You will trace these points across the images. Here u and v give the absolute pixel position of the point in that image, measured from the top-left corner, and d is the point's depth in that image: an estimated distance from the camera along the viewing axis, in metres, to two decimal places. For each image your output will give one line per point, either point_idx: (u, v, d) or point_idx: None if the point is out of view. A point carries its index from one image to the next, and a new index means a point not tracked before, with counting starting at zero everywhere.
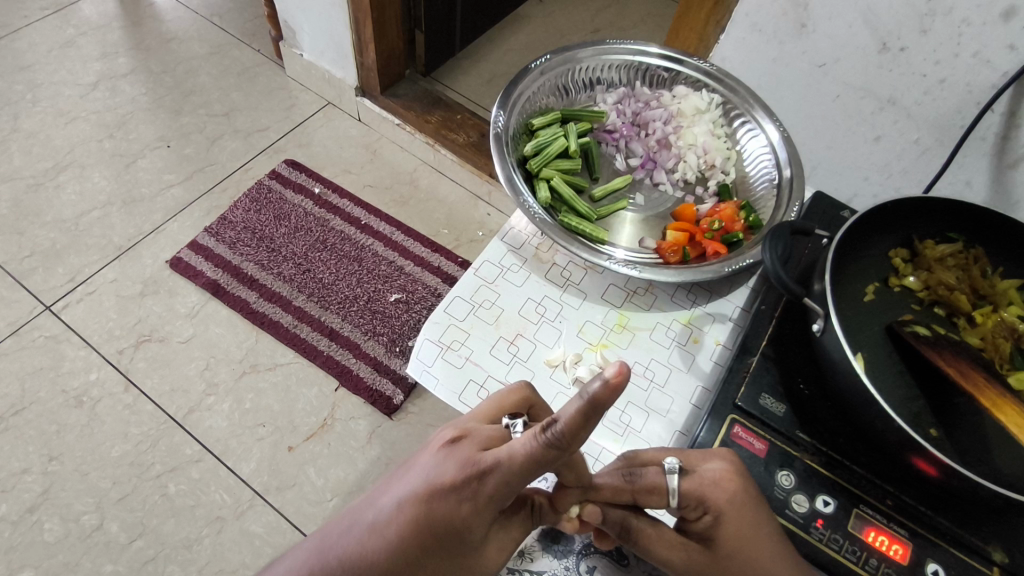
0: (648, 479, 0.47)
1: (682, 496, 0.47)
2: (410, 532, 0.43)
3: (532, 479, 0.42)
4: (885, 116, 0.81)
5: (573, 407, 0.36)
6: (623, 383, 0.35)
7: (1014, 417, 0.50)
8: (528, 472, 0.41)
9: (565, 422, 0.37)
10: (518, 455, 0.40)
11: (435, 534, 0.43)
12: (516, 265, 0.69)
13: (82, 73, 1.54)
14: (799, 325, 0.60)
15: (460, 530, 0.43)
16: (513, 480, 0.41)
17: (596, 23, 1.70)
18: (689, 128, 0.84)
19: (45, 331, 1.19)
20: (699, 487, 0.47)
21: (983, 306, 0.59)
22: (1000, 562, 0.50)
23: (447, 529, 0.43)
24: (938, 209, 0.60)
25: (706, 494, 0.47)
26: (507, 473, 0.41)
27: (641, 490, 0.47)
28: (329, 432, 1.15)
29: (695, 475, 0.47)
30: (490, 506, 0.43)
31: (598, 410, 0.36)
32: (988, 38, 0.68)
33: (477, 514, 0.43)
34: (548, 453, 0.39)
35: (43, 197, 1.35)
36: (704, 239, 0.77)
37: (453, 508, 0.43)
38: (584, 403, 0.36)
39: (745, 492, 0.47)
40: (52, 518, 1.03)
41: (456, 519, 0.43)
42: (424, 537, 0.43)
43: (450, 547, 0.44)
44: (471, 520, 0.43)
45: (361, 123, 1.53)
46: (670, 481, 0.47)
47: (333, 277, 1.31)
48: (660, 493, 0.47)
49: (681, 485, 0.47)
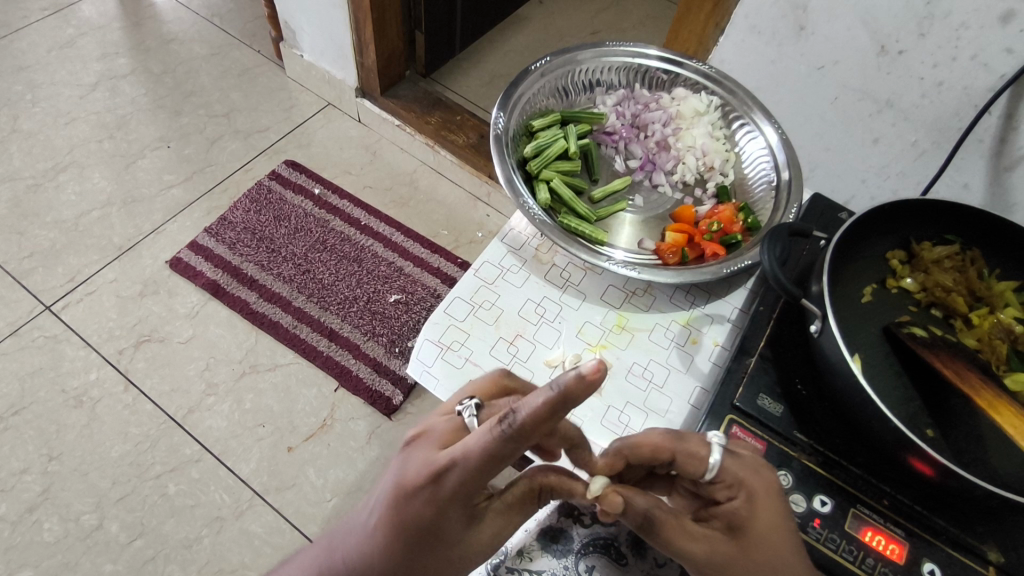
0: (690, 445, 0.47)
1: (721, 469, 0.47)
2: (389, 535, 0.44)
3: (494, 473, 0.41)
4: (884, 118, 0.81)
5: (536, 399, 0.37)
6: (599, 378, 0.35)
7: (1011, 417, 0.50)
8: (487, 467, 0.40)
9: (529, 412, 0.37)
10: (476, 450, 0.40)
11: (410, 535, 0.43)
12: (517, 265, 0.69)
13: (82, 74, 1.54)
14: (796, 326, 0.60)
15: (433, 528, 0.43)
16: (474, 475, 0.41)
17: (596, 25, 1.70)
18: (688, 130, 0.85)
19: (44, 331, 1.19)
20: (739, 467, 0.47)
21: (980, 307, 0.59)
22: (996, 562, 0.50)
23: (420, 528, 0.43)
24: (936, 210, 0.61)
25: (743, 473, 0.46)
26: (466, 468, 0.41)
27: (682, 451, 0.47)
28: (329, 432, 1.15)
29: (736, 454, 0.48)
30: (456, 503, 0.43)
31: (564, 405, 0.36)
32: (986, 42, 0.68)
33: (445, 512, 0.43)
34: (506, 446, 0.39)
35: (43, 198, 1.35)
36: (703, 240, 0.77)
37: (422, 507, 0.43)
38: (554, 394, 0.36)
39: (776, 483, 0.47)
40: (51, 518, 1.03)
41: (427, 518, 0.43)
42: (402, 540, 0.44)
43: (427, 546, 0.44)
44: (442, 518, 0.43)
45: (361, 123, 1.53)
46: (714, 451, 0.47)
47: (333, 278, 1.31)
48: (701, 459, 0.47)
49: (723, 458, 0.47)
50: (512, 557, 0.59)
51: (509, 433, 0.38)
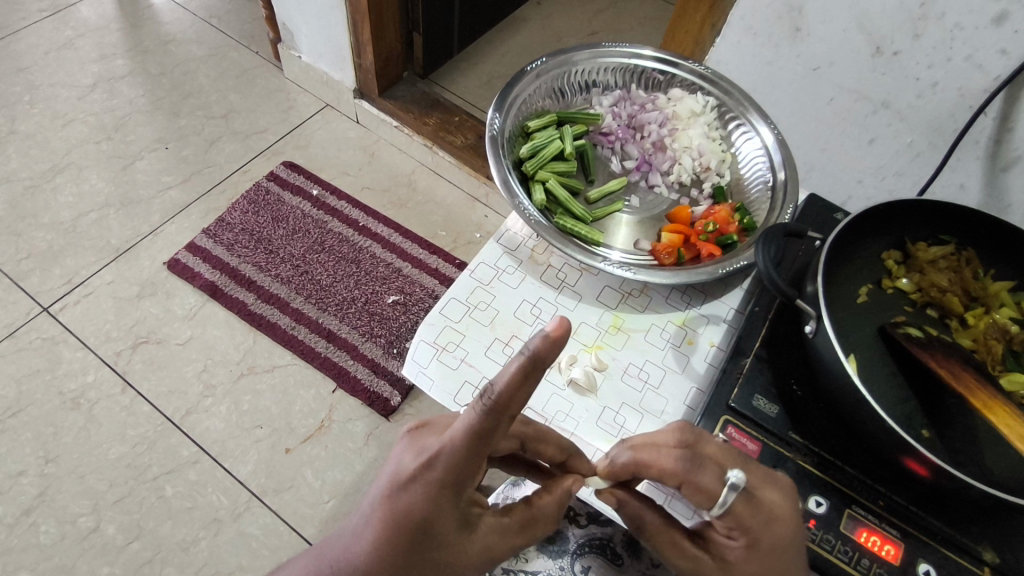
0: (703, 479, 0.45)
1: (727, 511, 0.45)
2: (381, 529, 0.43)
3: (484, 455, 0.41)
4: (879, 119, 0.81)
5: (511, 366, 0.36)
6: (565, 338, 0.35)
7: (1005, 418, 0.49)
8: (475, 448, 0.39)
9: (500, 385, 0.36)
10: (461, 432, 0.39)
11: (403, 529, 0.43)
12: (513, 266, 0.70)
13: (81, 75, 1.54)
14: (792, 327, 0.61)
15: (426, 520, 0.42)
16: (464, 459, 0.40)
17: (594, 26, 1.71)
18: (685, 130, 0.85)
19: (42, 333, 1.19)
20: (746, 512, 0.45)
21: (975, 308, 0.59)
22: (990, 562, 0.50)
23: (413, 521, 0.42)
24: (930, 211, 0.61)
25: (748, 523, 0.45)
26: (454, 452, 0.40)
27: (690, 483, 0.46)
28: (327, 433, 1.15)
29: (752, 499, 0.45)
30: (448, 491, 0.42)
31: (538, 365, 0.35)
32: (981, 43, 0.68)
33: (439, 502, 0.42)
34: (489, 424, 0.38)
35: (41, 199, 1.35)
36: (699, 240, 0.77)
37: (411, 500, 0.42)
38: (523, 359, 0.35)
39: (788, 539, 0.45)
40: (48, 520, 1.03)
41: (421, 509, 0.42)
42: (394, 535, 0.43)
43: (421, 541, 0.43)
44: (436, 509, 0.42)
45: (359, 124, 1.53)
46: (724, 493, 0.45)
47: (331, 279, 1.31)
48: (708, 497, 0.45)
49: (733, 502, 0.45)
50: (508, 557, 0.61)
51: (490, 409, 0.37)
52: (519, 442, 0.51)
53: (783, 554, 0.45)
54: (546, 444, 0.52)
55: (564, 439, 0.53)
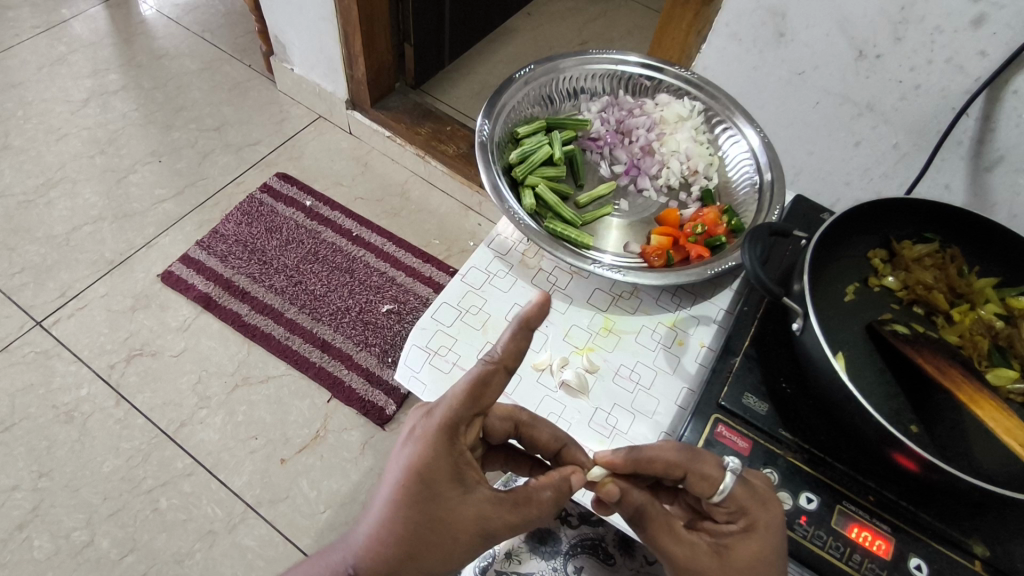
0: (706, 466, 0.48)
1: (729, 495, 0.48)
2: (390, 487, 0.46)
3: (479, 409, 0.46)
4: (864, 121, 0.82)
5: (512, 331, 0.44)
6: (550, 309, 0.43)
7: (992, 411, 0.51)
8: (471, 397, 0.45)
9: (504, 341, 0.44)
10: (461, 384, 0.45)
11: (403, 484, 0.45)
12: (503, 270, 0.70)
13: (73, 90, 1.55)
14: (780, 325, 0.61)
15: (425, 475, 0.45)
16: (460, 408, 0.45)
17: (584, 36, 1.73)
18: (672, 135, 0.86)
19: (35, 346, 1.19)
20: (746, 495, 0.48)
21: (960, 304, 0.60)
22: (981, 556, 0.50)
23: (411, 475, 0.45)
24: (915, 210, 0.62)
25: (750, 507, 0.47)
26: (453, 400, 0.45)
27: (695, 472, 0.48)
28: (321, 444, 1.15)
29: (749, 486, 0.48)
30: (443, 442, 0.45)
31: (530, 328, 0.43)
32: (960, 45, 0.70)
33: (434, 454, 0.45)
34: (489, 370, 0.44)
35: (34, 214, 1.35)
36: (687, 242, 0.78)
37: (413, 453, 0.46)
38: (520, 323, 0.43)
39: (779, 517, 0.48)
40: (42, 535, 1.02)
41: (419, 461, 0.45)
42: (398, 492, 0.45)
43: (420, 497, 0.45)
44: (434, 461, 0.45)
45: (352, 134, 1.54)
46: (726, 478, 0.48)
47: (325, 288, 1.31)
48: (711, 483, 0.48)
49: (733, 488, 0.48)
50: (502, 559, 0.63)
51: (489, 361, 0.45)
52: (513, 426, 0.54)
53: (775, 533, 0.47)
54: (539, 429, 0.54)
55: (557, 428, 0.55)
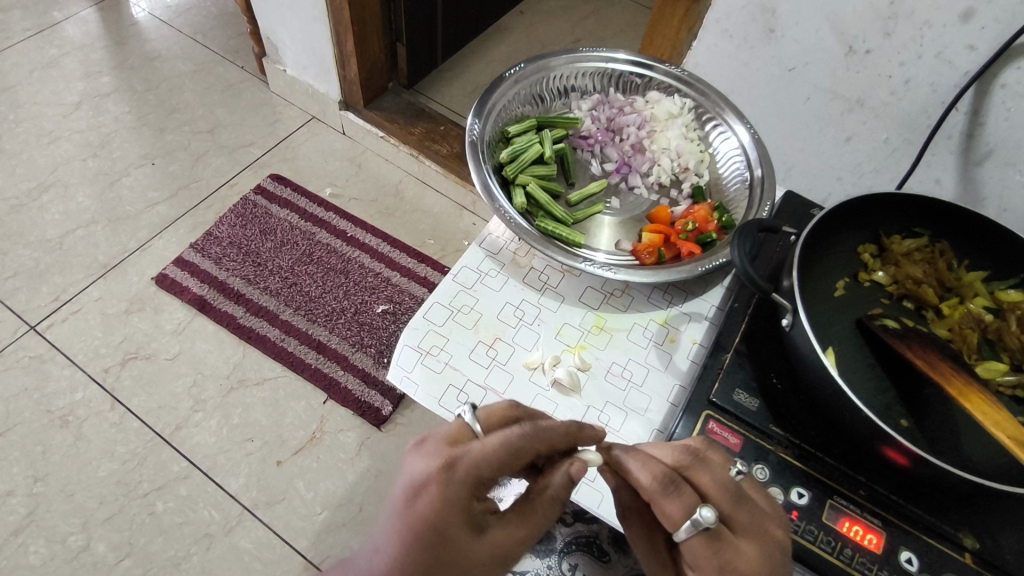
0: (670, 506, 0.45)
1: (683, 541, 0.45)
2: (400, 534, 0.45)
3: (505, 468, 0.47)
4: (855, 116, 0.83)
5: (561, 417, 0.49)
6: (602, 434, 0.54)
7: (981, 405, 0.51)
8: (502, 457, 0.46)
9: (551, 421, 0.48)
10: (497, 444, 0.46)
11: (418, 533, 0.44)
12: (494, 269, 0.70)
13: (65, 93, 1.54)
14: (770, 322, 0.61)
15: (442, 523, 0.45)
16: (487, 463, 0.46)
17: (577, 34, 1.73)
18: (663, 132, 0.87)
19: (29, 351, 1.19)
20: (704, 548, 0.44)
21: (950, 298, 0.60)
22: (971, 548, 0.50)
23: (429, 525, 0.44)
24: (905, 205, 0.62)
25: (703, 563, 0.44)
26: (483, 456, 0.46)
27: (658, 506, 0.46)
28: (318, 445, 1.14)
29: (717, 543, 0.44)
30: (462, 493, 0.46)
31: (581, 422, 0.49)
32: (949, 39, 0.70)
33: (452, 504, 0.45)
34: (527, 439, 0.47)
35: (26, 218, 1.35)
36: (679, 239, 0.78)
37: (430, 503, 0.45)
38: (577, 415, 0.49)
39: None
40: (38, 540, 1.02)
41: (437, 511, 0.45)
42: (411, 540, 0.44)
43: (434, 546, 0.44)
44: (451, 510, 0.45)
45: (345, 135, 1.54)
46: (684, 526, 0.44)
47: (320, 289, 1.31)
48: (669, 523, 0.45)
49: (689, 537, 0.44)
50: None
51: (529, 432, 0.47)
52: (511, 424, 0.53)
53: None
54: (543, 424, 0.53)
55: None
